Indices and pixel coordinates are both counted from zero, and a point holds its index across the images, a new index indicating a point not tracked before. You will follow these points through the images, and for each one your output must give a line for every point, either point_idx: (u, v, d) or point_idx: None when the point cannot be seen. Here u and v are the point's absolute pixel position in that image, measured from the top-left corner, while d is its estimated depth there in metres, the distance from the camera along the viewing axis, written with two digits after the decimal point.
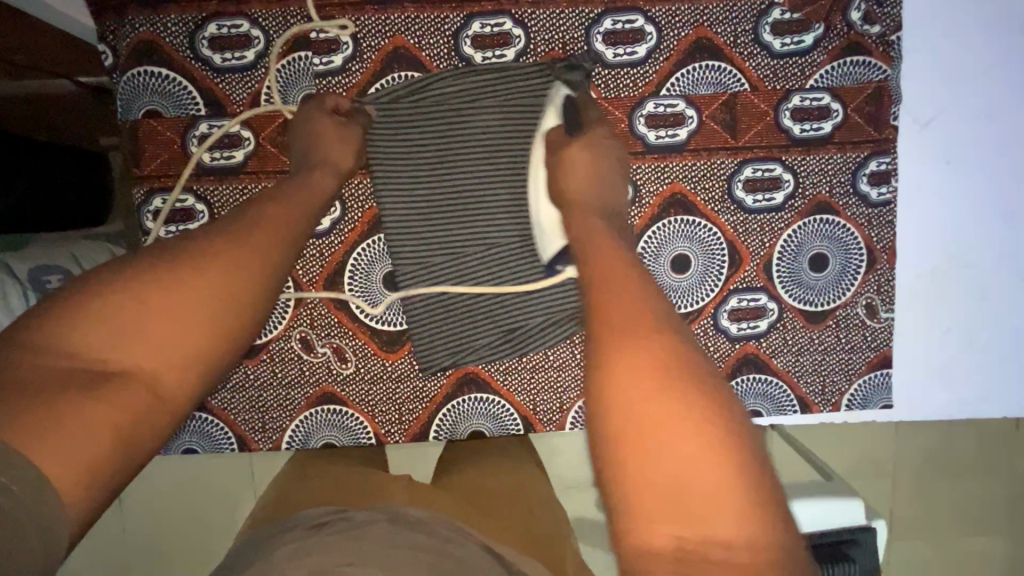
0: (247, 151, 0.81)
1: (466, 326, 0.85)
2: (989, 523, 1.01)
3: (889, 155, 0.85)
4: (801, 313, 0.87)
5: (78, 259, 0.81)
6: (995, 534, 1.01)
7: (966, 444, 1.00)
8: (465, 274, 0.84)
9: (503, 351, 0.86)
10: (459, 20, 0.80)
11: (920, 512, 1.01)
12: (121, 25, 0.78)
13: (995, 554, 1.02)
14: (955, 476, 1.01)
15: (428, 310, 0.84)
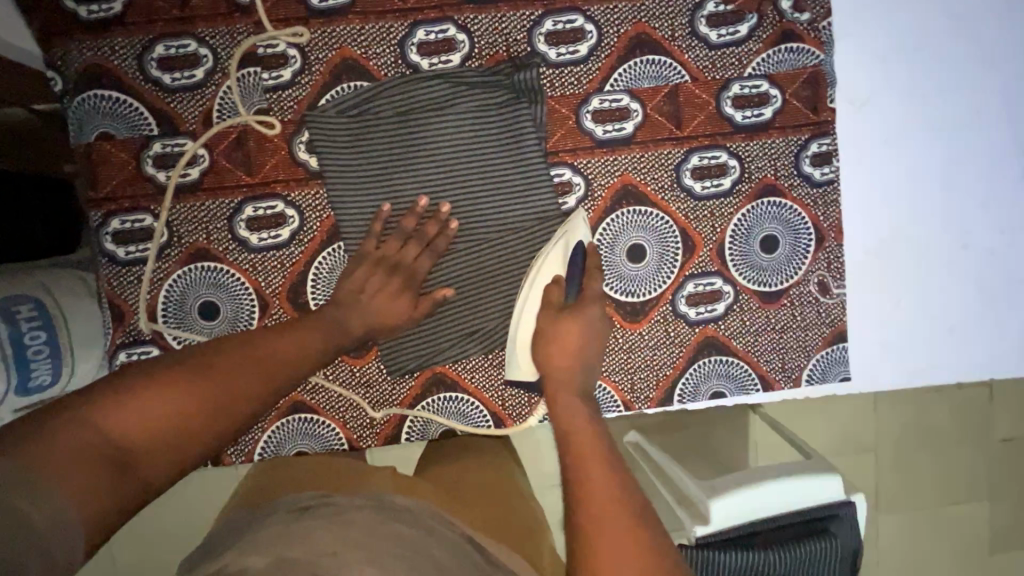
0: (203, 168, 0.82)
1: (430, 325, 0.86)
2: (962, 487, 1.04)
3: (829, 137, 0.88)
4: (755, 294, 0.90)
5: (49, 289, 0.77)
6: (967, 496, 1.04)
7: (944, 414, 1.01)
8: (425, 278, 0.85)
9: (468, 349, 0.87)
10: (404, 29, 0.82)
11: (897, 482, 1.04)
12: (70, 51, 0.79)
13: (970, 517, 1.04)
14: (929, 443, 1.03)
15: None
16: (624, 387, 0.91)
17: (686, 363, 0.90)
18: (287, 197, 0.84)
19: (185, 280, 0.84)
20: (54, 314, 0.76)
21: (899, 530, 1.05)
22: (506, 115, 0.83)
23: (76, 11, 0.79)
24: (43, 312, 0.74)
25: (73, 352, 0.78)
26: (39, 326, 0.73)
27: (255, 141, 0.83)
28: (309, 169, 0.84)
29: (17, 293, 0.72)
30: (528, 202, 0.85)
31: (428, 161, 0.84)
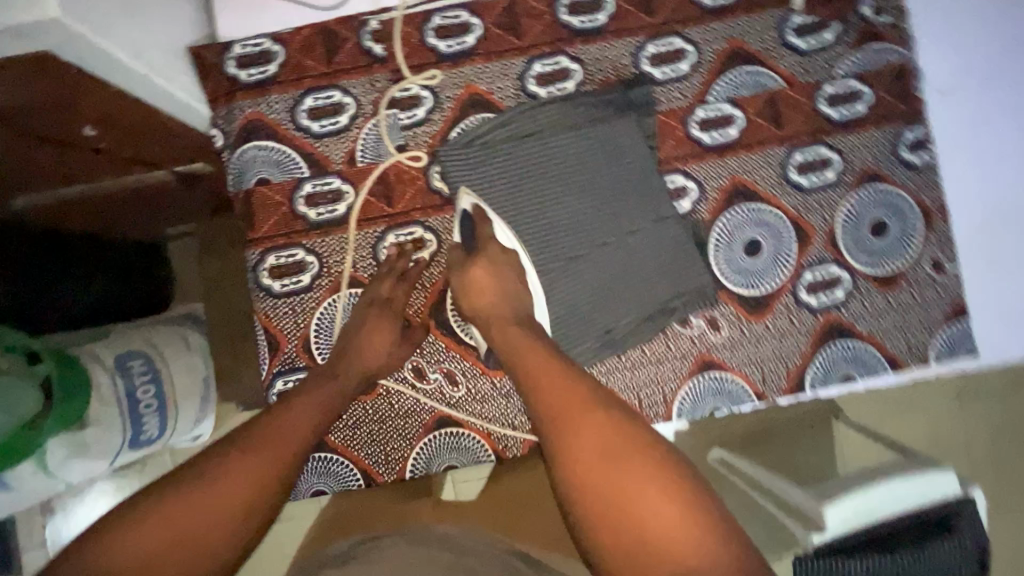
0: (349, 203, 0.89)
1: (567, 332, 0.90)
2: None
3: (921, 124, 0.93)
4: (872, 277, 0.93)
5: (157, 347, 0.87)
6: None
7: None
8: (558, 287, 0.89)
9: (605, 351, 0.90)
10: (522, 64, 0.91)
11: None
12: (232, 110, 0.89)
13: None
14: None
15: None
16: (756, 378, 0.93)
17: (813, 350, 0.93)
18: (425, 223, 0.91)
19: (336, 307, 0.90)
20: (162, 370, 0.86)
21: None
22: (622, 128, 0.90)
23: (238, 75, 0.89)
24: (154, 367, 0.84)
25: (178, 408, 0.87)
26: (149, 380, 0.83)
27: (395, 174, 0.90)
28: (444, 195, 0.91)
29: (131, 351, 0.83)
30: (649, 207, 0.91)
31: (553, 181, 0.90)
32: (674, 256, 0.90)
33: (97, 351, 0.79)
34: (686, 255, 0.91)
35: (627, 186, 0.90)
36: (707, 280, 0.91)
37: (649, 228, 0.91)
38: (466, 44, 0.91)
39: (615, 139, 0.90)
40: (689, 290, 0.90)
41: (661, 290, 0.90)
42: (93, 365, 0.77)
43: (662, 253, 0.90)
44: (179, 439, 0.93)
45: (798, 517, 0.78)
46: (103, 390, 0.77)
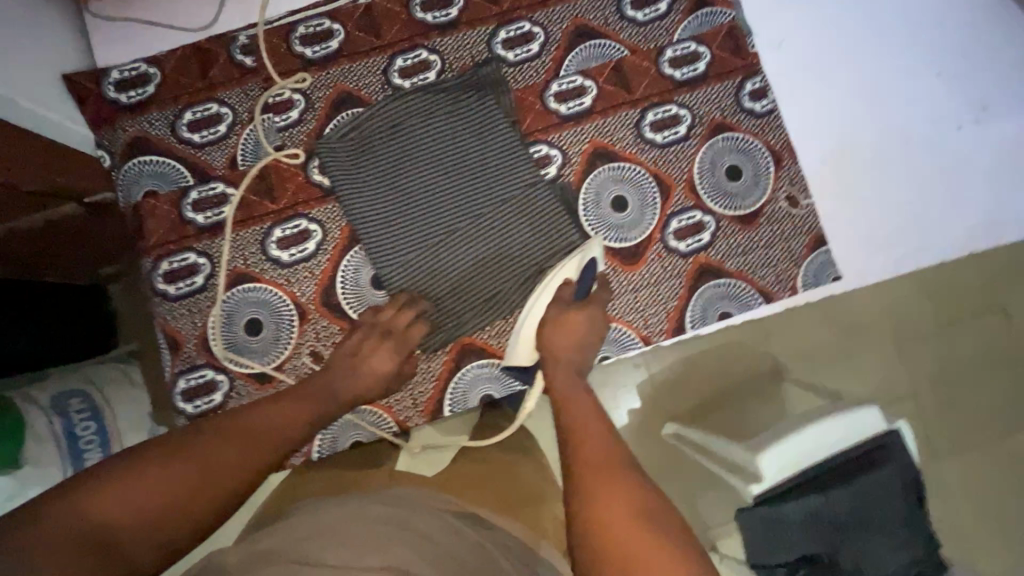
0: (233, 203, 0.95)
1: (454, 301, 0.95)
2: (991, 365, 1.04)
3: (758, 75, 1.02)
4: (733, 218, 1.00)
5: (94, 382, 0.95)
6: None
7: (948, 324, 1.05)
8: (441, 261, 0.94)
9: (494, 314, 0.95)
10: (384, 61, 0.99)
11: (920, 378, 1.05)
12: (115, 131, 0.96)
13: (1005, 394, 1.04)
14: (948, 350, 1.05)
15: (414, 296, 0.94)
16: (639, 324, 0.98)
17: (688, 291, 0.99)
18: (309, 214, 0.96)
19: (230, 303, 0.94)
20: (102, 406, 0.94)
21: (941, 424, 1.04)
22: (482, 107, 0.97)
23: (118, 99, 0.96)
24: (93, 403, 0.93)
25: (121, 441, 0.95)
26: (89, 416, 0.91)
27: (276, 173, 0.96)
28: (325, 187, 0.96)
29: (71, 390, 0.91)
30: (516, 175, 0.96)
31: (422, 162, 0.96)
32: (547, 217, 0.96)
33: (33, 392, 0.86)
34: (557, 216, 0.96)
35: (495, 158, 0.97)
36: (579, 236, 0.96)
37: (519, 194, 0.96)
38: (331, 49, 0.98)
39: (477, 117, 0.97)
40: (563, 248, 0.96)
41: (538, 250, 0.95)
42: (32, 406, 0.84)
43: (535, 217, 0.96)
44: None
45: (741, 475, 0.86)
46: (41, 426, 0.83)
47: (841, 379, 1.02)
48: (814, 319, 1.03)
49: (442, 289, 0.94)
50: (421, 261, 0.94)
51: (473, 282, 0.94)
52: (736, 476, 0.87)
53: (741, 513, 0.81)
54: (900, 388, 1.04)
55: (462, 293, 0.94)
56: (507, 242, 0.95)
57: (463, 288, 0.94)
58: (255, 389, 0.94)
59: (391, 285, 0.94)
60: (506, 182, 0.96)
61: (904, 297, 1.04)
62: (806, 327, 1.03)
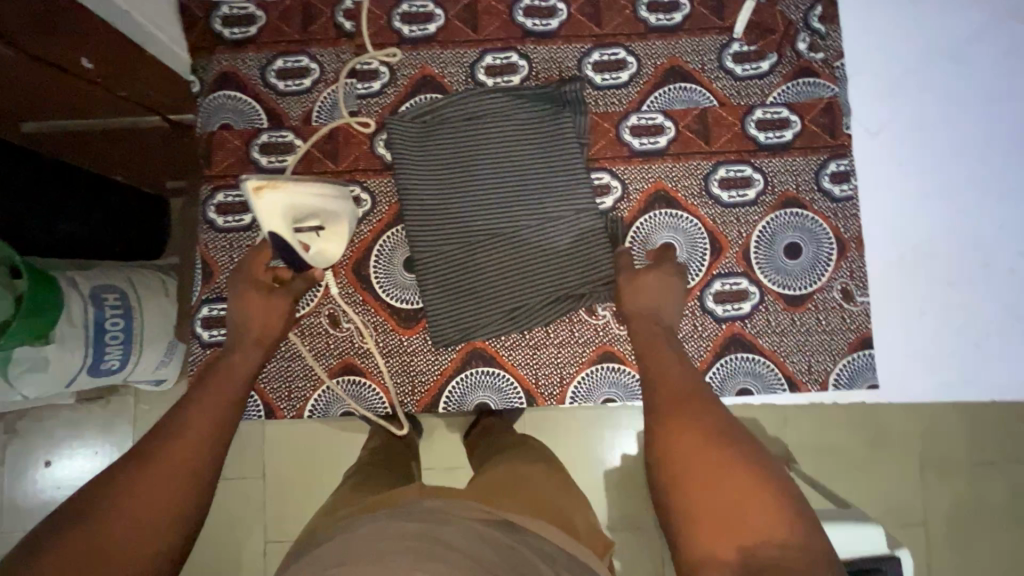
0: (296, 154, 0.98)
1: (475, 305, 0.94)
2: (998, 518, 1.03)
3: (845, 158, 0.98)
4: (780, 296, 0.95)
5: (133, 284, 1.00)
6: (997, 533, 1.03)
7: (964, 450, 1.04)
8: (474, 263, 0.94)
9: (510, 329, 0.94)
10: (474, 55, 1.00)
11: (921, 498, 1.05)
12: (210, 61, 1.00)
13: (1005, 552, 1.03)
14: (958, 481, 1.04)
15: (438, 289, 0.94)
16: None
17: (713, 357, 0.95)
18: (363, 183, 0.98)
19: None
20: (135, 307, 0.99)
21: (931, 559, 1.04)
22: (557, 122, 0.96)
23: (221, 32, 1.00)
24: (127, 303, 0.97)
25: (141, 345, 1.00)
26: (120, 314, 0.96)
27: (344, 136, 0.99)
28: (386, 162, 0.98)
29: (109, 285, 0.95)
30: (570, 199, 0.95)
31: (484, 162, 0.95)
32: (589, 247, 0.94)
33: (77, 279, 0.91)
34: (600, 247, 0.94)
35: (553, 176, 0.95)
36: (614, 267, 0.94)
37: (570, 220, 0.94)
38: (427, 32, 1.00)
39: (548, 131, 0.96)
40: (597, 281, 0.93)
41: (571, 278, 0.93)
42: (72, 292, 0.89)
43: (578, 244, 0.94)
44: (140, 377, 1.05)
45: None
46: (73, 311, 0.89)
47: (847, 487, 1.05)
48: (836, 420, 1.06)
49: (468, 289, 0.94)
50: (457, 256, 0.94)
51: (498, 292, 0.94)
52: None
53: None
54: (904, 506, 1.04)
55: (485, 299, 0.94)
56: (544, 262, 0.94)
57: (489, 294, 0.94)
58: None
59: (422, 271, 0.95)
60: (559, 202, 0.95)
61: (930, 426, 1.05)
62: (828, 427, 1.05)
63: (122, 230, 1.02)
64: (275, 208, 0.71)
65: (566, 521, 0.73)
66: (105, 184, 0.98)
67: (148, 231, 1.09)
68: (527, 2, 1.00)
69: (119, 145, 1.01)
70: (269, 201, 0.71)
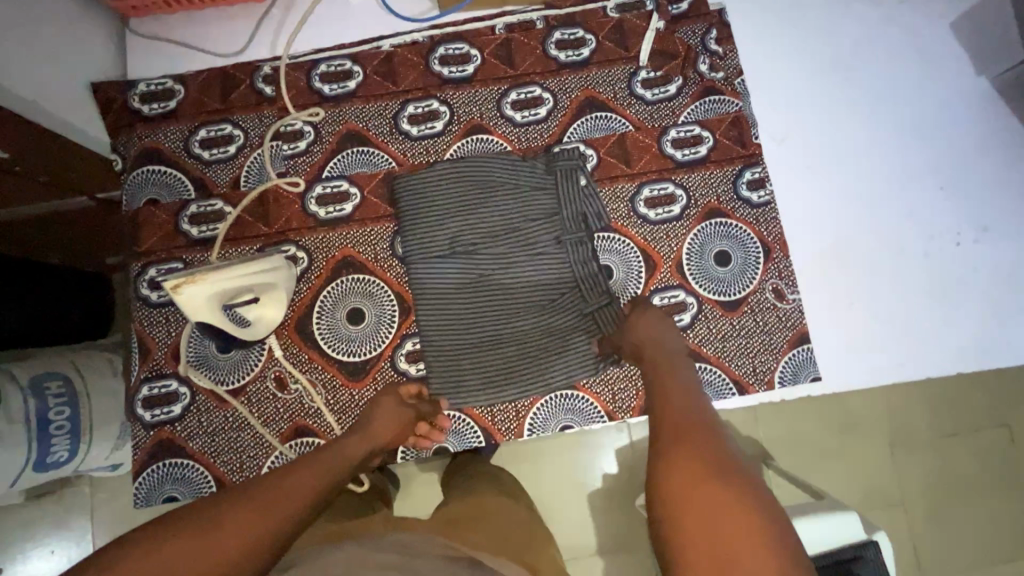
0: (227, 221, 0.97)
1: (443, 306, 0.95)
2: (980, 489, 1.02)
3: (759, 166, 1.02)
4: (717, 303, 0.99)
5: (77, 367, 0.94)
6: (974, 505, 1.03)
7: (923, 428, 1.04)
8: (466, 295, 0.95)
9: (460, 305, 0.95)
10: (396, 106, 1.02)
11: (895, 485, 1.04)
12: (131, 138, 1.00)
13: (995, 522, 1.02)
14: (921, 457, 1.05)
15: (427, 308, 0.95)
16: (606, 398, 0.97)
17: None
18: (298, 242, 0.98)
19: None
20: (80, 390, 0.93)
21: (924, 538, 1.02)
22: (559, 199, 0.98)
23: (140, 108, 1.00)
24: (71, 389, 0.92)
25: (92, 431, 0.95)
26: (65, 404, 0.90)
27: (274, 198, 0.99)
28: (319, 218, 0.99)
29: (51, 372, 0.90)
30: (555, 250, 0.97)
31: (483, 296, 0.95)
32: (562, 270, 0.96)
33: (16, 372, 0.85)
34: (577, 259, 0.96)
35: (541, 228, 0.97)
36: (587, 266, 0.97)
37: (549, 263, 0.96)
38: (347, 88, 1.03)
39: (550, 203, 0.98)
40: (559, 270, 0.96)
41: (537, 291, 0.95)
42: (9, 385, 0.83)
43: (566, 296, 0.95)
44: (95, 465, 0.99)
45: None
46: (12, 410, 0.83)
47: (831, 480, 1.03)
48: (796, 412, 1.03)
49: (441, 299, 0.95)
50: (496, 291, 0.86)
51: (465, 296, 0.95)
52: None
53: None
54: (878, 496, 1.02)
55: (450, 299, 0.95)
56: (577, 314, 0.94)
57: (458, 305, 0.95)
58: (214, 406, 0.94)
59: (420, 299, 0.95)
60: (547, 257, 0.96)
61: (898, 410, 1.02)
62: (796, 421, 1.03)
63: (64, 315, 0.96)
64: (199, 299, 0.78)
65: (531, 555, 0.72)
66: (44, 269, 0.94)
67: (93, 315, 1.04)
68: (441, 52, 1.04)
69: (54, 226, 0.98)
70: (190, 294, 0.76)
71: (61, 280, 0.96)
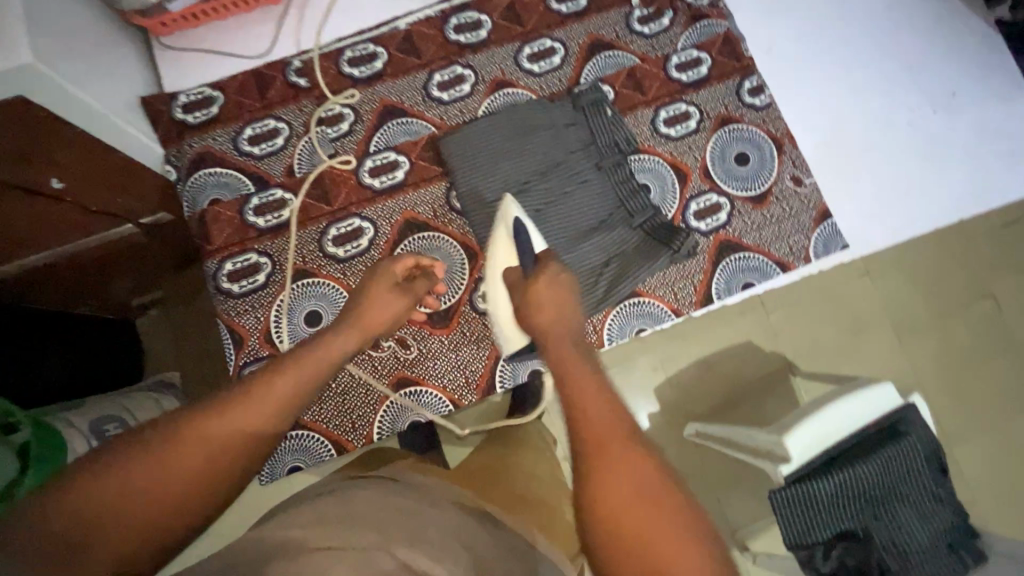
0: (293, 207, 1.03)
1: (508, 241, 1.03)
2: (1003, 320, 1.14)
3: (755, 74, 1.15)
4: (746, 198, 1.10)
5: (130, 410, 0.90)
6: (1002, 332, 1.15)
7: (954, 278, 1.13)
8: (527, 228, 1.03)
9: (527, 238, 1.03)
10: (424, 77, 1.10)
11: (942, 343, 1.11)
12: (181, 147, 1.05)
13: None
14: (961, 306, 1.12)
15: (495, 246, 1.03)
16: (670, 298, 1.06)
17: (713, 264, 1.07)
18: (361, 214, 1.05)
19: (292, 297, 1.01)
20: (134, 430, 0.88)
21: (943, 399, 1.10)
22: (591, 131, 1.08)
23: (184, 118, 1.06)
24: (128, 430, 0.87)
25: None
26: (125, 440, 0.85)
27: (331, 178, 1.05)
28: (375, 189, 1.06)
29: (106, 416, 0.85)
30: (598, 176, 1.06)
31: (540, 227, 1.03)
32: (608, 193, 1.06)
33: (71, 418, 0.81)
34: (620, 181, 1.06)
35: (581, 158, 1.06)
36: (631, 184, 1.06)
37: (594, 188, 1.06)
38: (376, 69, 1.10)
39: (584, 136, 1.08)
40: (606, 192, 1.06)
41: (589, 214, 1.05)
42: (75, 435, 0.79)
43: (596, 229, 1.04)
44: None
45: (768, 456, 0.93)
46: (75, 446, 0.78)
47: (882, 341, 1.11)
48: (838, 295, 1.10)
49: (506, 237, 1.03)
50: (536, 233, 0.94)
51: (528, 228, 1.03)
52: (762, 458, 0.93)
53: (776, 496, 0.87)
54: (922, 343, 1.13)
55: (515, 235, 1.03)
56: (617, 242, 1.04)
57: None
58: None
59: (486, 240, 1.03)
60: (592, 183, 1.06)
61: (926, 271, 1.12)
62: (812, 307, 1.10)
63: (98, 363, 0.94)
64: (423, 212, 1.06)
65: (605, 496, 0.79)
66: (67, 323, 0.91)
67: (122, 360, 1.00)
68: (454, 22, 1.13)
69: (97, 264, 0.94)
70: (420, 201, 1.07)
71: (87, 332, 0.94)
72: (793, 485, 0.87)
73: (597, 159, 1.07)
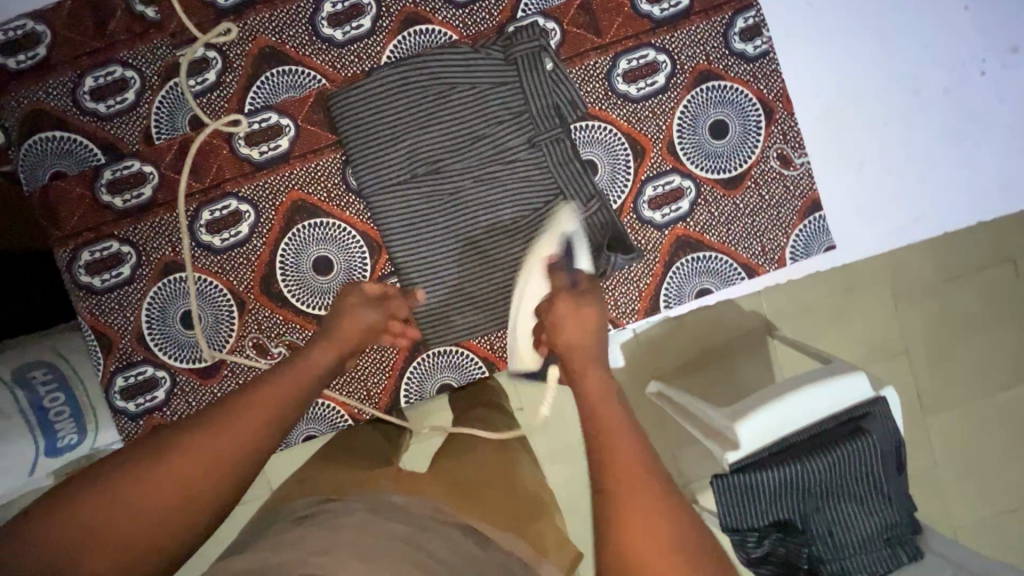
0: (154, 184, 0.85)
1: (416, 234, 0.85)
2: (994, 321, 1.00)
3: (752, 9, 0.86)
4: (716, 182, 0.88)
5: (62, 353, 0.84)
6: (993, 335, 1.01)
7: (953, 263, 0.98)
8: (439, 218, 0.84)
9: (438, 232, 0.85)
10: (310, 6, 0.84)
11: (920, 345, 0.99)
12: (7, 102, 0.83)
13: (1010, 348, 1.01)
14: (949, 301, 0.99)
15: (400, 240, 0.85)
16: (608, 305, 0.90)
17: (664, 266, 0.89)
18: (238, 193, 0.86)
19: (164, 293, 0.87)
20: (70, 376, 0.84)
21: (916, 382, 1.01)
22: (524, 89, 0.83)
23: (6, 63, 0.83)
24: (61, 374, 0.83)
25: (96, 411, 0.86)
26: (56, 388, 0.82)
27: (197, 146, 0.85)
28: (254, 161, 0.86)
29: (34, 360, 0.81)
30: (532, 152, 0.84)
31: (455, 217, 0.84)
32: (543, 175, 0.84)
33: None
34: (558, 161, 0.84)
35: (510, 128, 0.84)
36: (573, 164, 0.84)
37: (525, 167, 0.84)
38: None
39: (515, 95, 0.83)
40: (540, 173, 0.84)
41: (517, 202, 0.84)
42: None
43: (525, 221, 0.84)
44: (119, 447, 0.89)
45: (718, 439, 0.82)
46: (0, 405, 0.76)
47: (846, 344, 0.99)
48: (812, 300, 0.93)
49: (413, 229, 0.85)
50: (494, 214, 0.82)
51: (439, 219, 0.84)
52: (711, 440, 0.83)
53: (717, 481, 0.77)
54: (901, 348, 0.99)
55: (424, 227, 0.84)
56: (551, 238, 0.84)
57: (433, 232, 0.85)
58: (199, 385, 0.88)
59: (389, 232, 0.85)
60: (522, 162, 0.84)
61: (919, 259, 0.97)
62: None
63: None
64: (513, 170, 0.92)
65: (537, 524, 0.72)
66: None
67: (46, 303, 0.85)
68: None
69: None
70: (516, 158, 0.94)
71: None
72: (737, 475, 0.77)
73: (532, 131, 0.84)
